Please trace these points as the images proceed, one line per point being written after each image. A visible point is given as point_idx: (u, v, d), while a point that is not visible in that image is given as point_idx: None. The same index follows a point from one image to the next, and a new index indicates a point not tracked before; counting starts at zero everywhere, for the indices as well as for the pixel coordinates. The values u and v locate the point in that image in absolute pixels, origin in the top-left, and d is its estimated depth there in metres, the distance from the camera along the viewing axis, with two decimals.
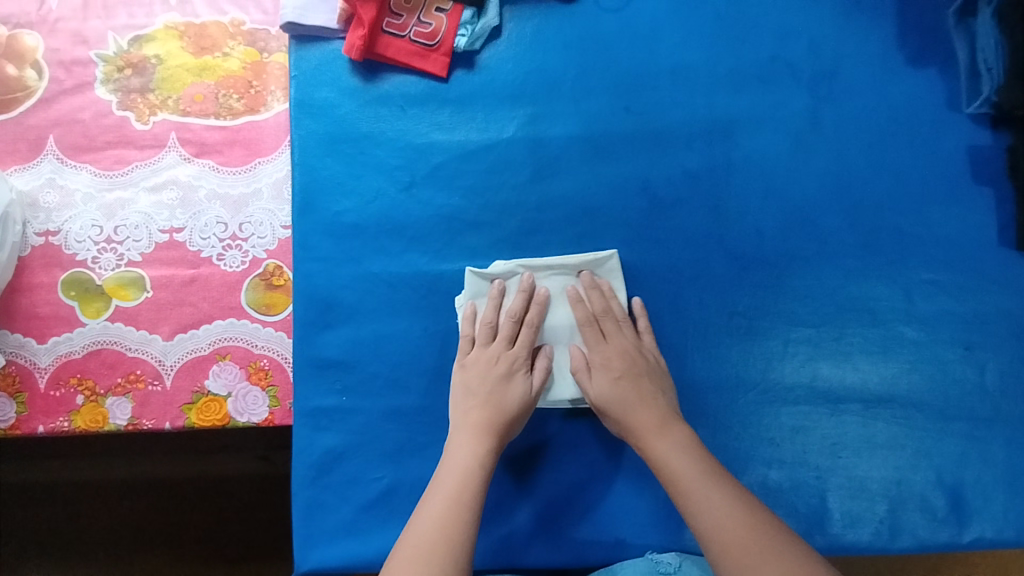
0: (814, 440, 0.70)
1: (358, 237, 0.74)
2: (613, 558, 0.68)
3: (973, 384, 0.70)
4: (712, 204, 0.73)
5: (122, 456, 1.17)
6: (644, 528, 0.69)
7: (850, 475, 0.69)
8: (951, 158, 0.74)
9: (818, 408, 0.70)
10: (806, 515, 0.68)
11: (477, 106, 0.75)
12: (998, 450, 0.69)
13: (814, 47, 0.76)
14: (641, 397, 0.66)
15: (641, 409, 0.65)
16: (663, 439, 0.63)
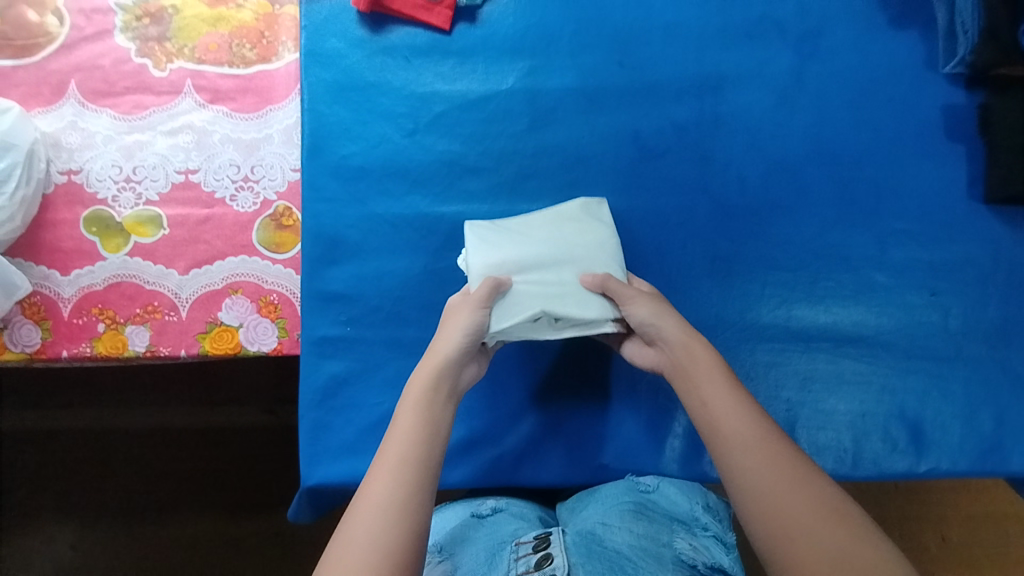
0: (785, 375, 0.75)
1: (364, 179, 0.78)
2: (595, 479, 0.74)
3: (936, 326, 0.76)
4: (698, 155, 0.78)
5: (136, 405, 1.22)
6: (625, 452, 0.75)
7: (818, 408, 0.74)
8: (926, 116, 0.78)
9: (790, 345, 0.75)
10: None
11: (478, 58, 0.79)
12: (956, 387, 0.75)
13: (800, 8, 0.79)
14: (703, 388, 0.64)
15: (688, 339, 0.64)
16: (711, 368, 0.62)
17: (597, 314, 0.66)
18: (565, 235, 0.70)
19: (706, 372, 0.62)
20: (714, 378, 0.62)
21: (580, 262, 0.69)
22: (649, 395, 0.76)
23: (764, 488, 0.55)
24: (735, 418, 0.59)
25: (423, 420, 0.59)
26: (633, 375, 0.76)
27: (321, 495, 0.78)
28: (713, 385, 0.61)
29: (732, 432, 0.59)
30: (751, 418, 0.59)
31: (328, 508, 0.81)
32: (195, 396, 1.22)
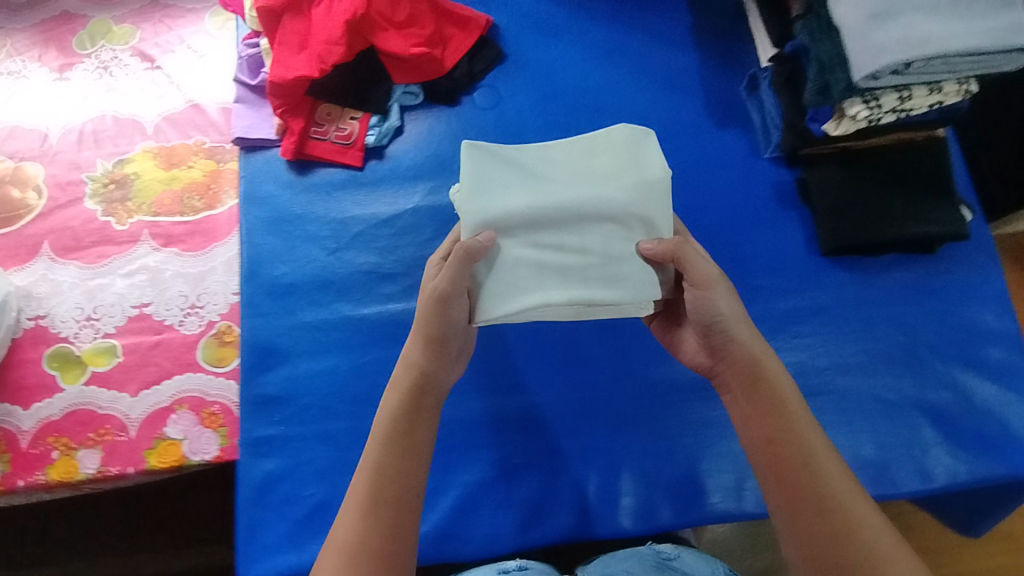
0: (680, 423, 0.84)
1: (294, 294, 0.90)
2: (518, 544, 0.79)
3: (806, 364, 0.85)
4: None
5: (81, 559, 1.06)
6: (544, 513, 0.80)
7: (713, 451, 0.82)
8: (760, 192, 0.94)
9: (680, 396, 0.85)
10: (679, 489, 0.81)
11: (387, 186, 0.96)
12: (833, 418, 0.82)
13: (644, 120, 0.97)
14: (749, 368, 0.65)
15: (753, 342, 0.66)
16: (778, 388, 0.64)
17: (616, 289, 0.70)
18: (595, 187, 0.70)
19: (765, 394, 0.63)
20: (775, 397, 0.63)
21: (609, 220, 0.70)
22: (562, 456, 0.83)
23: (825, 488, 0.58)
24: (791, 440, 0.61)
25: (393, 455, 0.63)
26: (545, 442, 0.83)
27: None
28: (770, 407, 0.63)
29: (788, 457, 0.61)
30: (813, 439, 0.61)
31: None
32: (156, 539, 1.06)
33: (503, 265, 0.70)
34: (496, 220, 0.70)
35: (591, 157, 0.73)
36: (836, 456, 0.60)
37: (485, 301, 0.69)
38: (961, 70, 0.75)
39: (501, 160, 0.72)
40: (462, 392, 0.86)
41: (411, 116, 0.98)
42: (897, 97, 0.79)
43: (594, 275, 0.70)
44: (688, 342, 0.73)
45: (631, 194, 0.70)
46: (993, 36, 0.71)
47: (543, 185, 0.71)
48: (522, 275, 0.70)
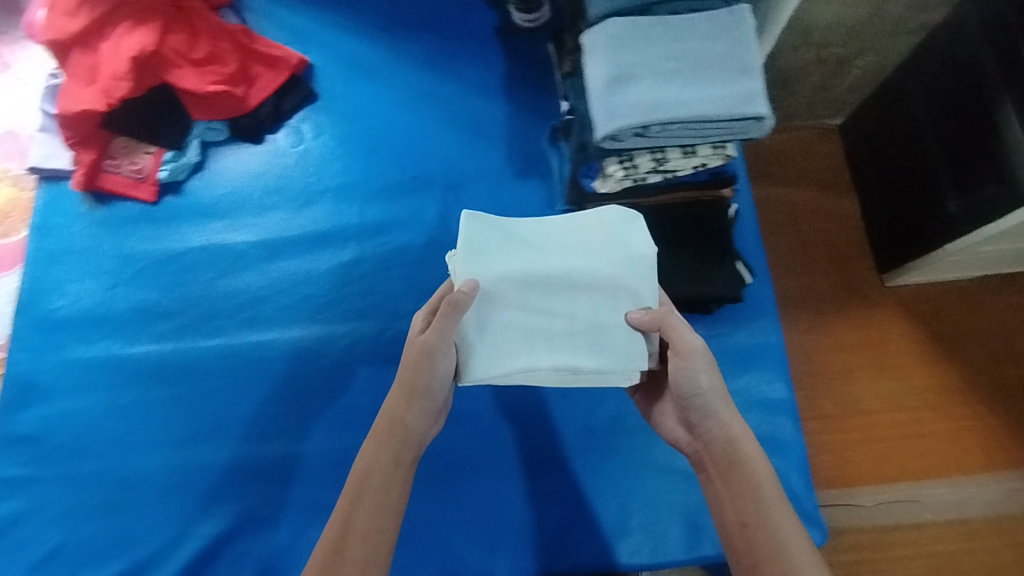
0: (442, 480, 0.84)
1: (65, 329, 0.89)
2: None
3: (575, 423, 0.87)
4: (362, 288, 0.91)
5: None
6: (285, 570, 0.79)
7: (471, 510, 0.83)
8: None
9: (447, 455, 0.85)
10: (432, 550, 0.82)
11: (180, 222, 0.95)
12: (587, 481, 0.84)
13: (445, 168, 0.98)
14: (722, 449, 0.67)
15: (735, 426, 0.67)
16: (755, 471, 0.66)
17: (604, 360, 0.71)
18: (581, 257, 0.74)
19: (739, 474, 0.66)
20: (746, 476, 0.65)
21: (595, 289, 0.73)
22: (308, 511, 0.82)
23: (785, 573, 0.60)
24: (757, 518, 0.63)
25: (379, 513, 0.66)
26: (296, 494, 0.82)
27: None
28: (742, 484, 0.65)
29: (760, 544, 0.62)
30: (781, 524, 0.63)
31: None
32: None
33: (492, 327, 0.71)
34: (488, 283, 0.71)
35: (587, 230, 0.75)
36: (803, 540, 0.62)
37: (470, 363, 0.70)
38: (709, 135, 0.75)
39: (494, 225, 0.74)
40: (218, 438, 0.84)
41: (214, 152, 0.98)
42: (653, 157, 0.79)
43: (582, 342, 0.71)
44: (669, 417, 0.74)
45: (618, 265, 0.73)
46: (722, 104, 0.72)
47: (533, 252, 0.74)
48: (509, 336, 0.71)
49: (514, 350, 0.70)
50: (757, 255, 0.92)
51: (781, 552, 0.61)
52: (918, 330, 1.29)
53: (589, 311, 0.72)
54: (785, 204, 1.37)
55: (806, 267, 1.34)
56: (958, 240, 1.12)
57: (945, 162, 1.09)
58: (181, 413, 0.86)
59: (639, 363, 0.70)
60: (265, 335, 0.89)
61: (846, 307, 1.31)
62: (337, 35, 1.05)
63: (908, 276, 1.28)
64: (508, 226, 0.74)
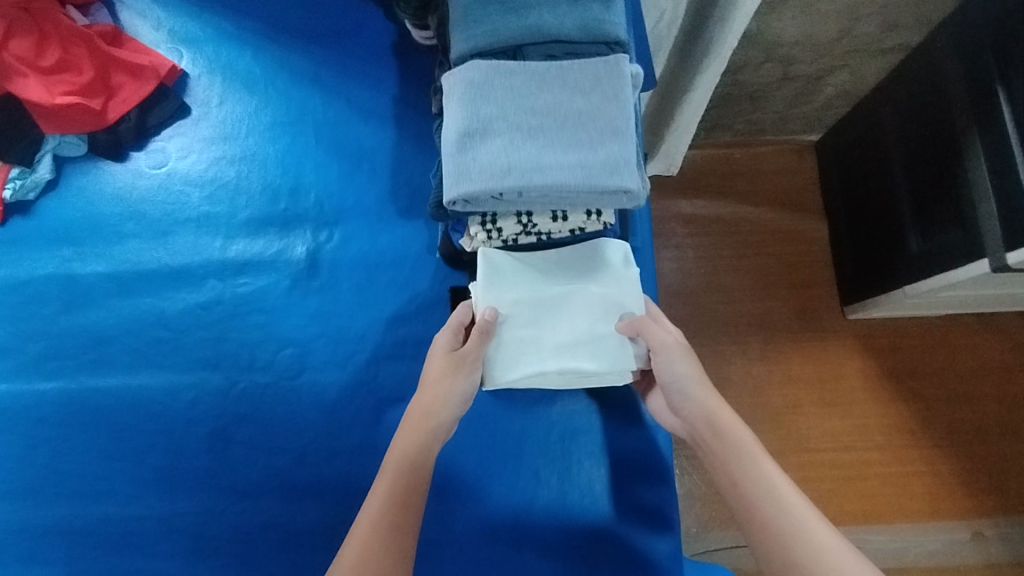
0: (285, 552, 0.75)
1: None
2: None
3: (438, 503, 0.78)
4: (216, 334, 0.83)
5: None
6: None
7: None
8: (428, 295, 0.84)
9: (292, 525, 0.76)
10: None
11: (27, 246, 0.87)
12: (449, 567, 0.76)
13: (320, 202, 0.88)
14: (711, 412, 0.64)
15: (711, 397, 0.64)
16: (736, 434, 0.62)
17: (606, 362, 0.70)
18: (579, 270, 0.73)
19: (725, 441, 0.62)
20: (738, 454, 0.61)
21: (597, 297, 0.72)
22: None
23: (784, 526, 0.56)
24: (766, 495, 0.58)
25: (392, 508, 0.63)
26: (122, 561, 0.76)
27: None
28: (729, 450, 0.61)
29: (753, 502, 0.58)
30: (768, 474, 0.59)
31: None
32: None
33: (501, 342, 0.70)
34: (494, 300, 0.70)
35: (592, 244, 0.74)
36: (793, 489, 0.58)
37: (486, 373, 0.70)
38: (576, 203, 0.66)
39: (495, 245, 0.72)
40: (43, 496, 0.78)
41: (72, 170, 0.90)
42: (519, 221, 0.70)
43: (585, 348, 0.71)
44: (661, 417, 0.71)
45: (614, 273, 0.73)
46: (583, 174, 0.62)
47: (532, 265, 0.73)
48: (527, 354, 0.71)
49: (522, 360, 0.70)
50: None
51: (784, 517, 0.57)
52: (873, 365, 1.19)
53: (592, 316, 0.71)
54: (742, 224, 1.25)
55: (760, 294, 1.23)
56: (920, 283, 0.98)
57: (914, 194, 0.97)
58: (9, 464, 0.79)
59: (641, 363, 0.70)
60: (103, 381, 0.81)
61: (800, 335, 1.21)
62: (214, 41, 0.95)
63: (870, 314, 1.17)
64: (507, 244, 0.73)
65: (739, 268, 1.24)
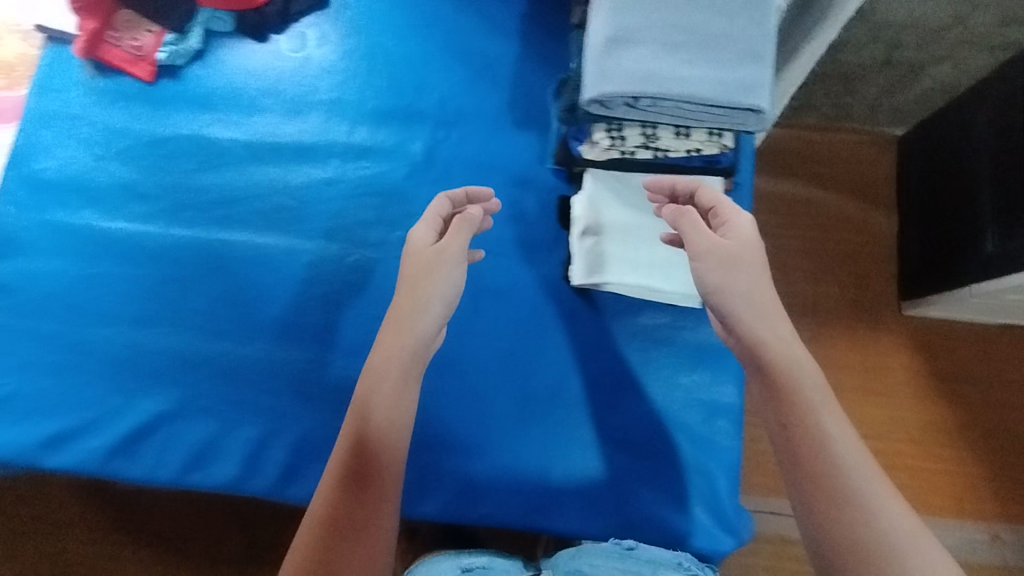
0: None
1: (50, 191, 0.92)
2: (180, 479, 0.83)
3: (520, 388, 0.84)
4: (336, 209, 0.91)
5: None
6: (221, 458, 0.83)
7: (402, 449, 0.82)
8: (533, 202, 0.90)
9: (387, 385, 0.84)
10: None
11: (170, 106, 0.94)
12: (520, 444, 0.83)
13: (442, 103, 0.94)
14: (766, 327, 0.67)
15: (759, 325, 0.67)
16: (794, 372, 0.65)
17: (675, 288, 0.82)
18: None
19: (785, 380, 0.65)
20: (796, 400, 0.64)
21: None
22: (245, 407, 0.84)
23: (836, 474, 0.61)
24: (816, 449, 0.62)
25: None
26: (233, 391, 0.85)
27: None
28: (786, 391, 0.65)
29: (804, 446, 0.63)
30: (823, 418, 0.63)
31: None
32: None
33: (591, 251, 0.82)
34: (593, 219, 0.83)
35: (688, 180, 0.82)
36: (845, 436, 0.62)
37: (575, 274, 0.82)
38: (704, 120, 0.71)
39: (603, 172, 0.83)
40: (172, 324, 0.87)
41: (216, 41, 0.96)
42: (642, 133, 0.74)
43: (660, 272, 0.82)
44: (720, 332, 0.74)
45: None
46: (719, 89, 0.67)
47: (630, 194, 0.83)
48: (613, 265, 0.82)
49: (606, 269, 0.82)
50: None
51: (835, 466, 0.61)
52: (918, 360, 1.19)
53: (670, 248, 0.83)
54: (806, 211, 1.25)
55: (819, 278, 1.22)
56: (987, 282, 1.00)
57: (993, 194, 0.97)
58: (141, 294, 0.88)
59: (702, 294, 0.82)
60: (234, 235, 0.90)
61: (853, 325, 1.21)
62: None
63: (929, 310, 1.17)
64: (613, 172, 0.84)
65: (797, 247, 1.23)
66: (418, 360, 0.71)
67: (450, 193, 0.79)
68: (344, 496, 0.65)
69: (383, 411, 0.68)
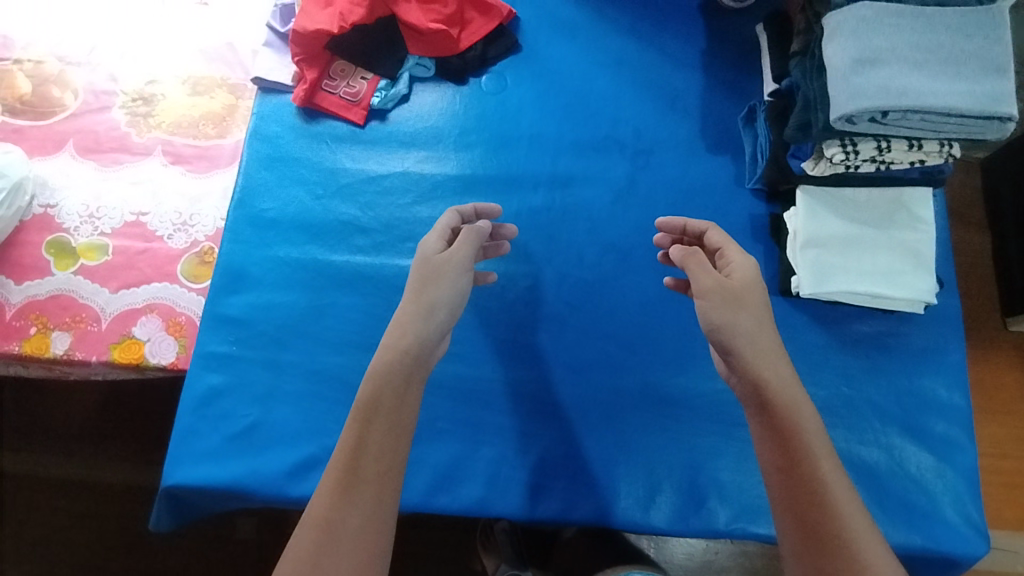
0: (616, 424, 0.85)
1: (274, 228, 0.96)
2: (425, 502, 0.81)
3: None
4: (547, 234, 0.96)
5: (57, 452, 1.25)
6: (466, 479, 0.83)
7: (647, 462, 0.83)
8: (736, 220, 0.94)
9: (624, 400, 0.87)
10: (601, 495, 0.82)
11: (383, 147, 1.01)
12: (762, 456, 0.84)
13: (637, 132, 1.00)
14: (767, 362, 0.70)
15: (767, 355, 0.70)
16: (800, 415, 0.67)
17: (902, 293, 0.83)
18: (884, 215, 0.86)
19: (787, 419, 0.66)
20: (802, 439, 0.66)
21: (896, 239, 0.85)
22: (482, 428, 0.85)
23: (832, 516, 0.62)
24: (813, 493, 0.63)
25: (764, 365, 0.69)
26: (468, 411, 0.86)
27: (183, 503, 0.86)
28: (790, 430, 0.66)
29: (803, 484, 0.64)
30: (826, 467, 0.64)
31: (184, 518, 0.88)
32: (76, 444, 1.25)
33: (814, 262, 0.85)
34: (813, 231, 0.86)
35: (898, 192, 0.87)
36: (846, 481, 0.64)
37: (800, 284, 0.85)
38: (943, 130, 0.76)
39: (813, 187, 0.88)
40: None
41: (420, 85, 1.04)
42: (876, 146, 0.80)
43: (884, 278, 0.84)
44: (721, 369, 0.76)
45: (910, 224, 0.86)
46: (970, 100, 0.73)
47: (843, 206, 0.87)
48: (836, 274, 0.85)
49: (828, 280, 0.84)
50: (946, 259, 0.90)
51: (825, 505, 0.62)
52: None
53: (890, 254, 0.85)
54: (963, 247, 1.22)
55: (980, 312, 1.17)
56: None
57: None
58: (368, 323, 0.91)
59: (929, 296, 0.83)
60: None
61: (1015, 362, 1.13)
62: None
63: None
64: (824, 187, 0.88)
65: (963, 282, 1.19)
66: (416, 365, 0.72)
67: (462, 209, 0.86)
68: (341, 503, 0.64)
69: (383, 421, 0.68)
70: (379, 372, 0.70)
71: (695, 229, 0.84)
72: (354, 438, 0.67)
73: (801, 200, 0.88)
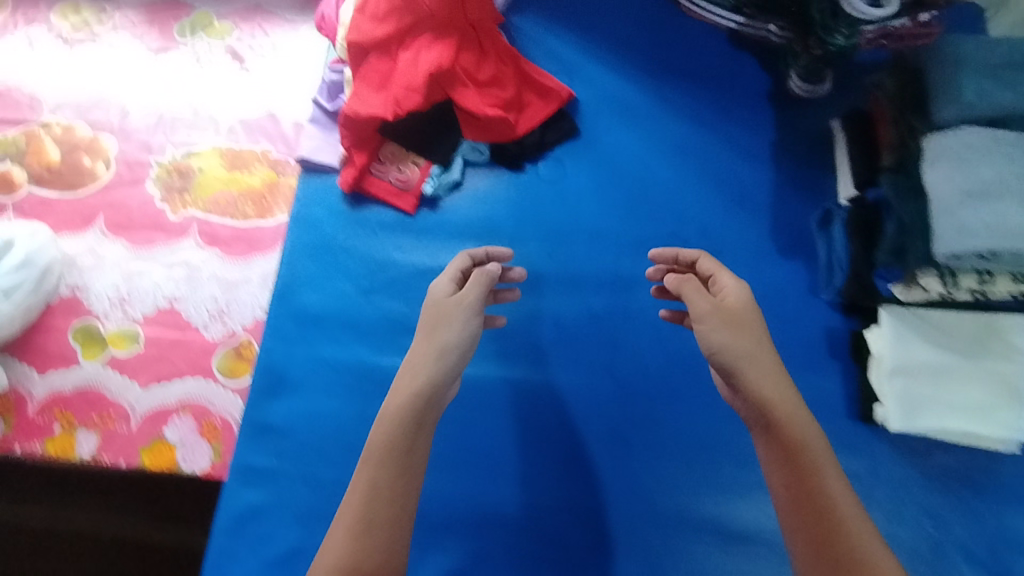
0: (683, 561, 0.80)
1: (319, 326, 0.91)
2: None
3: None
4: (609, 339, 0.90)
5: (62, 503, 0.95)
6: None
7: None
8: (810, 335, 0.89)
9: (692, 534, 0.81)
10: None
11: (433, 237, 0.95)
12: None
13: (704, 230, 0.95)
14: (774, 380, 0.67)
15: (776, 382, 0.67)
16: (802, 431, 0.65)
17: (999, 433, 0.78)
18: (978, 345, 0.81)
19: (787, 435, 0.64)
20: (807, 455, 0.64)
21: (992, 373, 0.79)
22: (539, 555, 0.81)
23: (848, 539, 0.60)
24: (820, 508, 0.62)
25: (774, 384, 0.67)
26: (523, 536, 0.82)
27: None
28: (789, 445, 0.64)
29: (809, 501, 0.62)
30: (830, 480, 0.63)
31: None
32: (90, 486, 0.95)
33: (900, 394, 0.81)
34: (900, 360, 0.81)
35: (996, 321, 0.81)
36: (851, 496, 0.62)
37: (885, 418, 0.81)
38: None
39: (900, 310, 0.83)
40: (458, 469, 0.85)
41: (472, 170, 0.98)
42: (977, 278, 0.76)
43: (979, 416, 0.79)
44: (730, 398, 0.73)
45: (1010, 356, 0.80)
46: None
47: (933, 332, 0.82)
48: (926, 409, 0.80)
49: (916, 414, 0.80)
50: None
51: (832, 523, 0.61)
52: None
53: (987, 389, 0.79)
54: None
55: None
56: None
57: None
58: None
59: None
60: (507, 372, 0.89)
61: None
62: (604, 72, 1.03)
63: None
64: (912, 310, 0.83)
65: None
66: (426, 405, 0.67)
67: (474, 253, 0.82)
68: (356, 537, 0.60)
69: (395, 463, 0.64)
70: (390, 415, 0.66)
71: (687, 259, 0.81)
72: (367, 481, 0.63)
73: (887, 324, 0.83)
